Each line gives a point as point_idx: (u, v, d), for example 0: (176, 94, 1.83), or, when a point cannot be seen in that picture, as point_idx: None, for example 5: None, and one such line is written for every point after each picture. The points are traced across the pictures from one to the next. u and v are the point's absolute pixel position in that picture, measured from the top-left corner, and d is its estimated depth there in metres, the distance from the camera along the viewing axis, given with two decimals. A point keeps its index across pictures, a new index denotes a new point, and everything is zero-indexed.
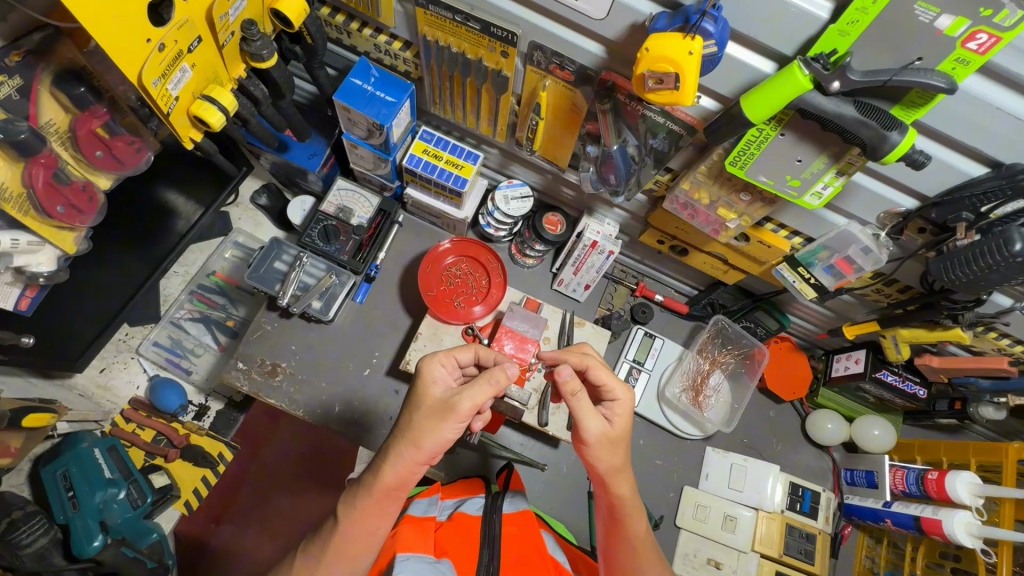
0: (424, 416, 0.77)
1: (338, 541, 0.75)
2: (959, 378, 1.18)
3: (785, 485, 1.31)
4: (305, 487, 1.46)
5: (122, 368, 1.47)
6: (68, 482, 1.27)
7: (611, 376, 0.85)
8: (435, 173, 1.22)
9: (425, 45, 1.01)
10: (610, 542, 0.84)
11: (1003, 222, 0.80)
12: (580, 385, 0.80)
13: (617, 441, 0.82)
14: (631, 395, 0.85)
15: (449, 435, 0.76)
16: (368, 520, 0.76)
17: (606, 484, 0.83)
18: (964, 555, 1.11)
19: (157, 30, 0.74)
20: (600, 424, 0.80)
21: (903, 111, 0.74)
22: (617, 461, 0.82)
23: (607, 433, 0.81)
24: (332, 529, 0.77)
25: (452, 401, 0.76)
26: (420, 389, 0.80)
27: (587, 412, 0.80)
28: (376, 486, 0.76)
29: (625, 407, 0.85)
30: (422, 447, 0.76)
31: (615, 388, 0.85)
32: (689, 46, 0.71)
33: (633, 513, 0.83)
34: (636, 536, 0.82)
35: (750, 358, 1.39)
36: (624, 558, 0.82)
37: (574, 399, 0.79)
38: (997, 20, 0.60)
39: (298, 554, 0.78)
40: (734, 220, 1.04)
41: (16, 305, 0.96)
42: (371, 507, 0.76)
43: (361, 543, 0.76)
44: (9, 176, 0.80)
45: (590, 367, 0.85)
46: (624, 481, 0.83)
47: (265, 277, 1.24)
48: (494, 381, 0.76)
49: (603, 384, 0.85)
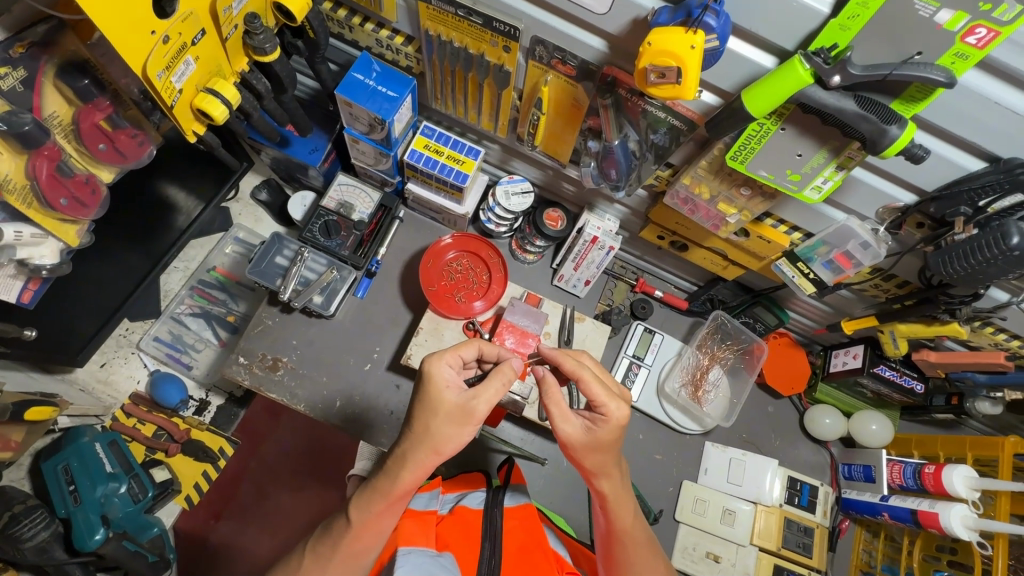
0: (442, 422, 0.76)
1: (350, 536, 0.78)
2: (956, 373, 1.19)
3: (784, 480, 1.34)
4: (304, 483, 1.44)
5: (122, 363, 1.47)
6: (69, 476, 1.27)
7: (604, 392, 0.81)
8: (436, 168, 1.22)
9: (427, 40, 1.01)
10: (605, 538, 0.85)
11: (1000, 216, 0.81)
12: (553, 387, 0.81)
13: (594, 447, 0.80)
14: (622, 413, 0.80)
15: (467, 437, 0.78)
16: (383, 517, 0.78)
17: (589, 478, 0.83)
18: (960, 548, 1.13)
19: (161, 22, 0.74)
20: (573, 428, 0.80)
21: (903, 106, 0.74)
22: (590, 465, 0.81)
23: (579, 439, 0.80)
24: (345, 526, 0.79)
25: (470, 406, 0.77)
26: (432, 394, 0.76)
27: (559, 414, 0.80)
28: (391, 492, 0.77)
29: (612, 426, 0.80)
30: (444, 452, 0.77)
31: (605, 403, 0.80)
32: (691, 40, 0.72)
33: (620, 505, 0.83)
34: (623, 531, 0.83)
35: (749, 354, 1.40)
36: (616, 552, 0.83)
37: (547, 399, 0.81)
38: (997, 14, 0.60)
39: (307, 552, 0.81)
40: (733, 214, 1.05)
41: (19, 297, 0.96)
42: (386, 509, 0.78)
43: (370, 535, 0.78)
44: (13, 168, 0.81)
45: (582, 380, 0.82)
46: (606, 479, 0.82)
47: (266, 272, 1.24)
48: (504, 376, 0.80)
49: (595, 399, 0.81)
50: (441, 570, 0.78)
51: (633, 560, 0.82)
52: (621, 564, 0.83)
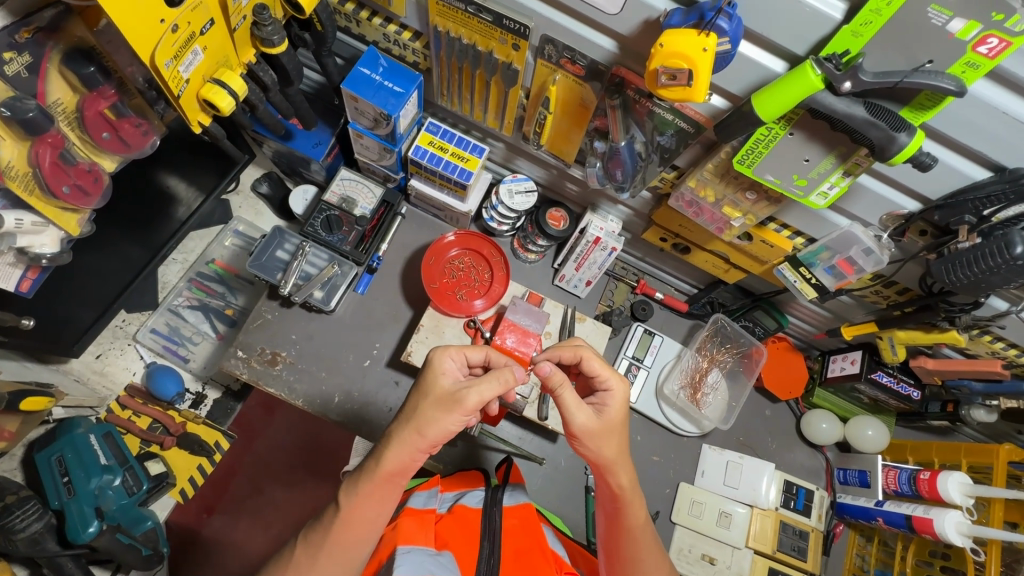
0: (429, 405, 0.78)
1: (341, 519, 0.76)
2: (953, 381, 1.20)
3: (780, 483, 1.35)
4: (299, 478, 1.48)
5: (118, 354, 1.46)
6: (63, 468, 1.25)
7: (604, 366, 0.86)
8: (440, 164, 1.22)
9: (435, 36, 1.01)
10: (612, 533, 0.85)
11: (1004, 225, 0.81)
12: (564, 379, 0.81)
13: (608, 431, 0.82)
14: (625, 387, 0.85)
15: (452, 426, 0.77)
16: (372, 500, 0.77)
17: (600, 472, 0.83)
18: (953, 554, 1.14)
19: (171, 10, 0.73)
20: (587, 415, 0.81)
21: (911, 114, 0.75)
22: (609, 452, 0.82)
23: (595, 424, 0.81)
24: (334, 514, 0.77)
25: (460, 394, 0.77)
26: (428, 378, 0.79)
27: (574, 403, 0.81)
28: (379, 472, 0.76)
29: (619, 399, 0.85)
30: (427, 434, 0.77)
31: (608, 378, 0.85)
32: (703, 43, 0.72)
33: (633, 500, 0.83)
34: (635, 526, 0.83)
35: (748, 357, 1.41)
36: (625, 547, 0.83)
37: (560, 390, 0.81)
38: (1009, 25, 0.61)
39: (299, 543, 0.78)
40: (738, 218, 1.05)
41: (17, 286, 0.96)
42: (373, 492, 0.77)
43: (361, 520, 0.76)
44: (16, 155, 0.80)
45: (584, 358, 0.86)
46: (621, 472, 0.82)
47: (266, 266, 1.23)
48: (503, 379, 0.79)
49: (596, 374, 0.86)
50: (439, 569, 0.78)
51: (641, 556, 0.82)
52: (629, 560, 0.82)
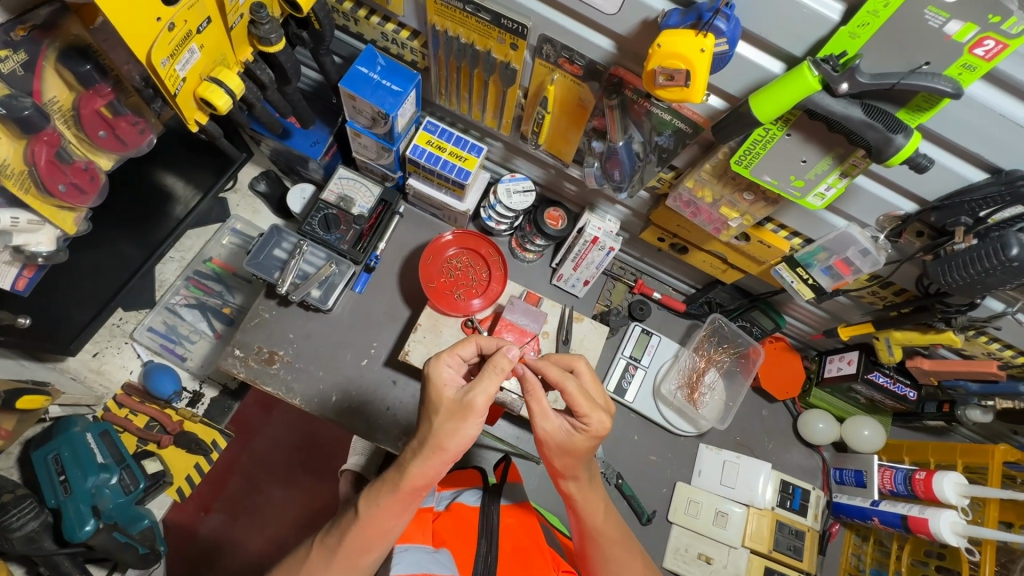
0: (443, 418, 0.76)
1: (360, 528, 0.77)
2: (949, 381, 1.21)
3: (776, 483, 1.35)
4: (297, 476, 1.50)
5: (115, 353, 1.46)
6: (60, 467, 1.24)
7: (590, 405, 0.80)
8: (438, 164, 1.22)
9: (434, 35, 1.00)
10: (580, 539, 0.87)
11: (1000, 226, 0.81)
12: (537, 387, 0.81)
13: (567, 452, 0.80)
14: (603, 426, 0.80)
15: (471, 432, 0.76)
16: (390, 513, 0.77)
17: (556, 478, 0.85)
18: (948, 553, 1.14)
19: (166, 8, 0.73)
20: (553, 425, 0.80)
21: (908, 115, 0.75)
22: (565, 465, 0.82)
23: (557, 438, 0.80)
24: (354, 518, 0.78)
25: (468, 400, 0.76)
26: (432, 393, 0.78)
27: (539, 412, 0.80)
28: (404, 486, 0.76)
29: (593, 432, 0.80)
30: (448, 449, 0.76)
31: (591, 417, 0.80)
32: (701, 43, 0.72)
33: (587, 501, 0.85)
34: (593, 529, 0.85)
35: (744, 357, 1.42)
36: (593, 550, 0.85)
37: (530, 396, 0.81)
38: (1005, 27, 0.61)
39: (316, 544, 0.80)
40: (735, 218, 1.05)
41: (13, 285, 0.95)
42: (394, 505, 0.77)
43: (379, 531, 0.78)
44: (11, 153, 0.80)
45: (564, 386, 0.81)
46: (571, 480, 0.84)
47: (264, 265, 1.24)
48: (500, 368, 0.76)
49: (582, 412, 0.80)
50: (437, 567, 0.79)
51: (610, 556, 0.85)
52: (598, 560, 0.85)
